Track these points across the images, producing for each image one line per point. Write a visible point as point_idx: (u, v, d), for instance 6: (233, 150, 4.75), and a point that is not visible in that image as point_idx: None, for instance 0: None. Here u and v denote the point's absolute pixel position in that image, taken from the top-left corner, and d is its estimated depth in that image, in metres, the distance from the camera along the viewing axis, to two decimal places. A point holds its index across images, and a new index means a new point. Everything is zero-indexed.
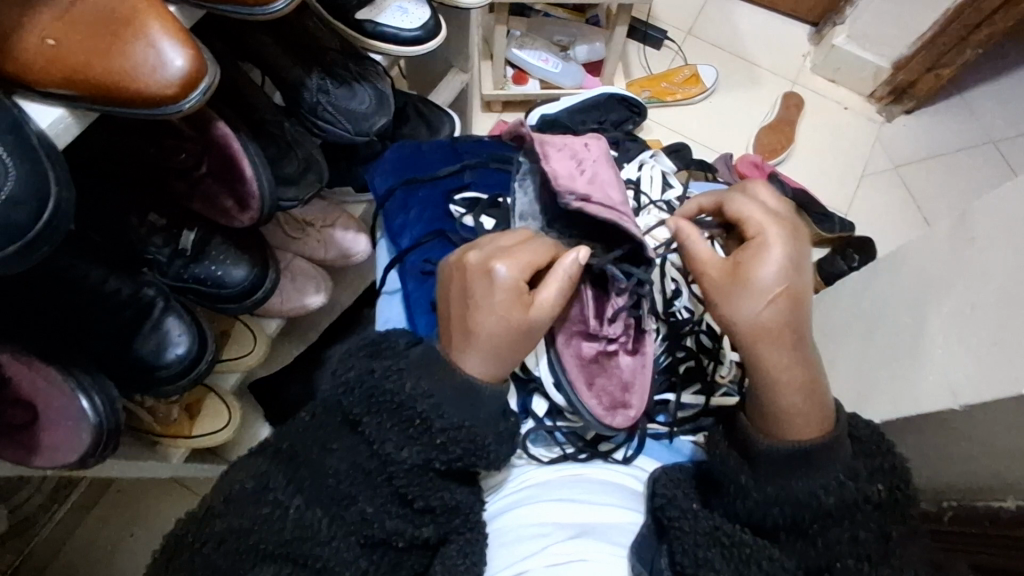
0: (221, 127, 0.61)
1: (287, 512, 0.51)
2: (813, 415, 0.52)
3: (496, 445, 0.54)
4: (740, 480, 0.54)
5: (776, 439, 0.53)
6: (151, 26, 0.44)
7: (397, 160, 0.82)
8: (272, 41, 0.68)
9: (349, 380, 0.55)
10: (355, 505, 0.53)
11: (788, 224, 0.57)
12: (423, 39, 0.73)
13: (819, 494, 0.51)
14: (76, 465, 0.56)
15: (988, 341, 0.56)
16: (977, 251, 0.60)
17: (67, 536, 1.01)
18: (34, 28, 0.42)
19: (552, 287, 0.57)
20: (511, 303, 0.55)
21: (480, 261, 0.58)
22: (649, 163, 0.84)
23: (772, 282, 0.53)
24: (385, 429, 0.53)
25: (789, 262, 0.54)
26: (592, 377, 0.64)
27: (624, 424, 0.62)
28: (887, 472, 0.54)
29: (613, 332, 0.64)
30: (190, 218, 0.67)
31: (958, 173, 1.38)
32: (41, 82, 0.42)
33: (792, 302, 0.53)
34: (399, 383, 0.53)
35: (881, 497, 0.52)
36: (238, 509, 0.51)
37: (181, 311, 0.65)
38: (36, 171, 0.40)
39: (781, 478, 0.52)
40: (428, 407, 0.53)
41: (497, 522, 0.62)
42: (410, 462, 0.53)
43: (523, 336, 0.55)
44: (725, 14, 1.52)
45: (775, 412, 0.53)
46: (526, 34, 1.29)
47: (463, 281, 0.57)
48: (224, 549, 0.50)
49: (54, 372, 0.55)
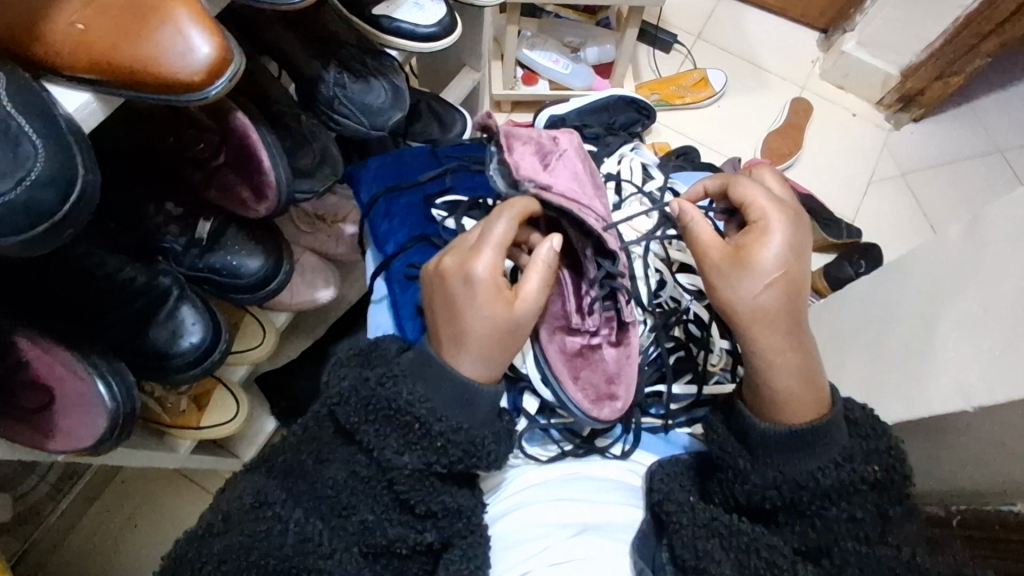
0: (240, 118, 0.61)
1: (288, 526, 0.54)
2: (809, 398, 0.53)
3: (496, 447, 0.55)
4: (739, 464, 0.55)
5: (771, 421, 0.54)
6: (179, 13, 0.44)
7: (378, 170, 0.83)
8: (290, 35, 0.69)
9: (344, 390, 0.56)
10: (356, 514, 0.56)
11: (790, 210, 0.57)
12: (439, 36, 0.74)
13: (819, 473, 0.52)
14: (92, 450, 0.56)
15: (999, 344, 0.56)
16: (992, 252, 0.60)
17: (70, 527, 1.01)
18: (64, 13, 0.43)
19: (534, 281, 0.56)
20: (493, 299, 0.54)
21: (457, 261, 0.56)
22: (628, 156, 0.83)
23: (772, 267, 0.54)
24: (385, 434, 0.55)
25: (788, 248, 0.55)
26: (577, 372, 0.63)
27: (612, 416, 0.61)
28: (884, 453, 0.53)
29: (594, 324, 0.64)
30: (206, 206, 0.68)
31: (964, 182, 1.38)
32: (71, 66, 0.42)
33: (789, 289, 0.54)
34: (395, 390, 0.54)
35: (876, 476, 0.53)
36: (238, 528, 0.53)
37: (194, 300, 0.66)
38: (65, 156, 0.40)
39: (781, 460, 0.54)
40: (426, 411, 0.53)
41: (496, 526, 0.61)
42: (410, 466, 0.54)
43: (510, 330, 0.54)
44: (735, 18, 1.53)
45: (769, 397, 0.54)
46: (537, 35, 1.30)
47: (443, 283, 0.56)
48: (228, 564, 0.51)
49: (72, 359, 0.55)
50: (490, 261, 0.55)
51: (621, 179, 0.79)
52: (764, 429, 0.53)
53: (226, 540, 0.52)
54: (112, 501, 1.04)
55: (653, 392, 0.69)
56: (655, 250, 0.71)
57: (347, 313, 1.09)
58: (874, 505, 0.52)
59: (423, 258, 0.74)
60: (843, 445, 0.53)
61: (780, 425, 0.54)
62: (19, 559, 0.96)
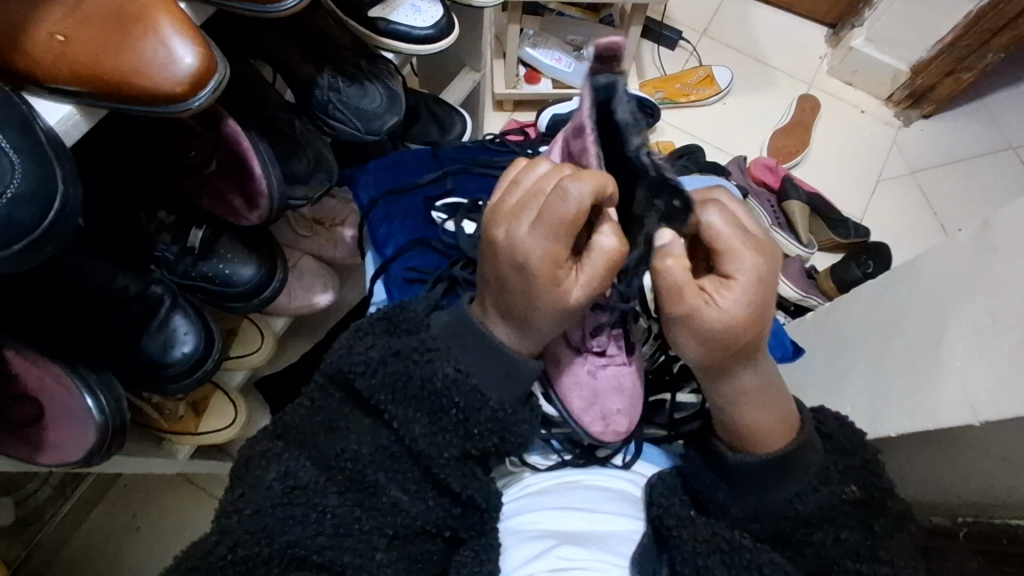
0: (231, 125, 0.61)
1: (324, 516, 0.50)
2: (781, 426, 0.52)
3: (530, 427, 0.54)
4: (719, 497, 0.55)
5: (747, 453, 0.53)
6: (161, 22, 0.43)
7: (379, 172, 0.82)
8: (284, 38, 0.68)
9: (371, 359, 0.53)
10: (386, 493, 0.52)
11: (765, 260, 0.49)
12: (435, 38, 0.72)
13: (796, 500, 0.52)
14: (83, 463, 0.56)
15: (1010, 358, 0.55)
16: (1003, 259, 0.58)
17: (74, 529, 1.01)
18: (42, 25, 0.42)
19: (595, 264, 0.48)
20: (548, 288, 0.48)
21: (515, 238, 0.48)
22: None
23: (737, 329, 0.48)
24: (412, 417, 0.52)
25: (759, 310, 0.48)
26: (585, 396, 0.62)
27: (619, 438, 0.62)
28: (862, 470, 0.54)
29: (600, 346, 0.63)
30: (199, 216, 0.67)
31: (976, 181, 1.36)
32: (51, 79, 0.41)
33: (748, 344, 0.49)
34: (432, 366, 0.52)
35: (855, 496, 0.53)
36: (255, 503, 0.50)
37: (188, 309, 0.65)
38: (43, 170, 0.39)
39: (761, 491, 0.53)
40: (467, 395, 0.52)
41: (506, 523, 0.60)
42: (443, 455, 0.52)
43: (560, 313, 0.50)
44: (741, 14, 1.50)
45: (742, 428, 0.53)
46: (539, 33, 1.28)
47: (497, 257, 0.49)
48: (234, 556, 0.47)
49: (61, 371, 0.55)
50: (551, 251, 0.47)
51: None
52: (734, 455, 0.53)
53: (253, 521, 0.49)
54: (114, 503, 1.03)
55: (656, 401, 0.69)
56: None
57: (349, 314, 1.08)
58: (858, 524, 0.51)
59: (421, 262, 0.73)
60: (822, 465, 0.53)
61: (756, 452, 0.53)
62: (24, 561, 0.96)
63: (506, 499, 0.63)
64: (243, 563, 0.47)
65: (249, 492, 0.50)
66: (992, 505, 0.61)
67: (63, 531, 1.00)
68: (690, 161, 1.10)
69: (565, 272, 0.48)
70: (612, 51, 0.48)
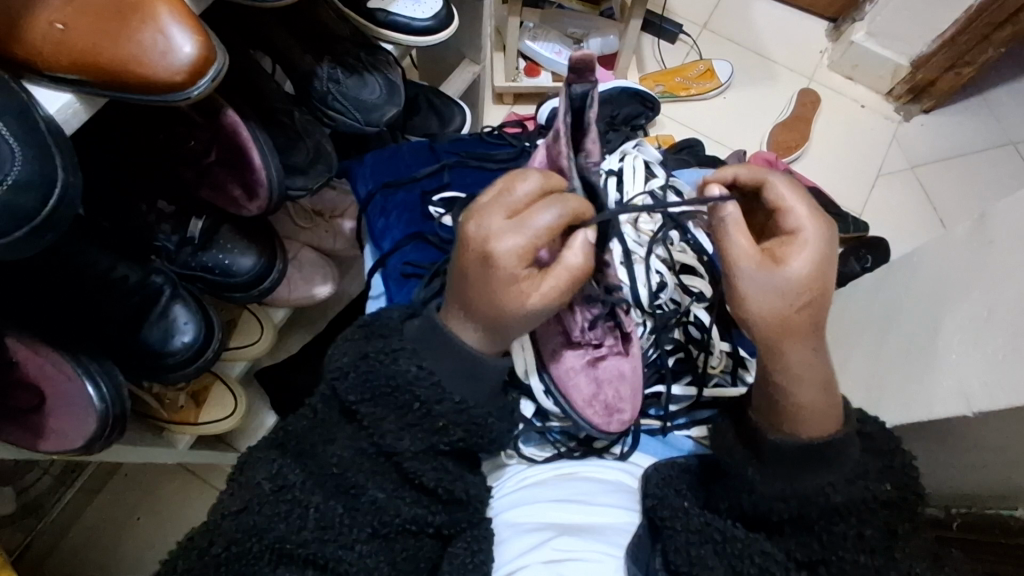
0: (229, 115, 0.61)
1: (308, 511, 0.50)
2: (831, 413, 0.49)
3: (500, 423, 0.53)
4: (747, 473, 0.51)
5: (787, 434, 0.49)
6: (161, 12, 0.44)
7: (376, 165, 0.81)
8: (283, 28, 0.68)
9: (343, 365, 0.53)
10: (365, 493, 0.52)
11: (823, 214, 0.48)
12: (435, 29, 0.72)
13: (829, 488, 0.48)
14: (84, 450, 0.57)
15: (1004, 349, 0.55)
16: (999, 251, 0.59)
17: (73, 520, 1.02)
18: (44, 13, 0.42)
19: (554, 277, 0.48)
20: (506, 289, 0.47)
21: (483, 232, 0.47)
22: (631, 154, 0.78)
23: (800, 281, 0.45)
24: (383, 416, 0.52)
25: (823, 260, 0.46)
26: (583, 387, 0.62)
27: (619, 429, 0.61)
28: (898, 471, 0.51)
29: (596, 337, 0.63)
30: (198, 206, 0.68)
31: (975, 176, 1.36)
32: (52, 67, 0.41)
33: (804, 313, 0.46)
34: (395, 366, 0.52)
35: (890, 496, 0.50)
36: (253, 504, 0.51)
37: (188, 299, 0.65)
38: (43, 157, 0.40)
39: (789, 476, 0.49)
40: (430, 393, 0.51)
41: (500, 516, 0.60)
42: (412, 450, 0.52)
43: (520, 318, 0.49)
44: (743, 8, 1.50)
45: (788, 410, 0.49)
46: (539, 26, 1.29)
47: (462, 251, 0.49)
48: (232, 552, 0.49)
49: (62, 360, 0.56)
50: (516, 250, 0.46)
51: (622, 177, 0.76)
52: (769, 435, 0.50)
53: (243, 519, 0.50)
54: (115, 494, 1.04)
55: (652, 394, 0.69)
56: (657, 251, 0.70)
57: (347, 307, 1.08)
58: (879, 535, 0.48)
59: (418, 257, 0.73)
60: (857, 460, 0.50)
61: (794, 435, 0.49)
62: (23, 551, 0.96)
63: (499, 491, 0.63)
64: (237, 561, 0.49)
65: (242, 490, 0.52)
66: (997, 496, 0.60)
67: (64, 521, 1.01)
68: (690, 154, 1.10)
69: (525, 277, 0.47)
70: (584, 64, 0.54)
